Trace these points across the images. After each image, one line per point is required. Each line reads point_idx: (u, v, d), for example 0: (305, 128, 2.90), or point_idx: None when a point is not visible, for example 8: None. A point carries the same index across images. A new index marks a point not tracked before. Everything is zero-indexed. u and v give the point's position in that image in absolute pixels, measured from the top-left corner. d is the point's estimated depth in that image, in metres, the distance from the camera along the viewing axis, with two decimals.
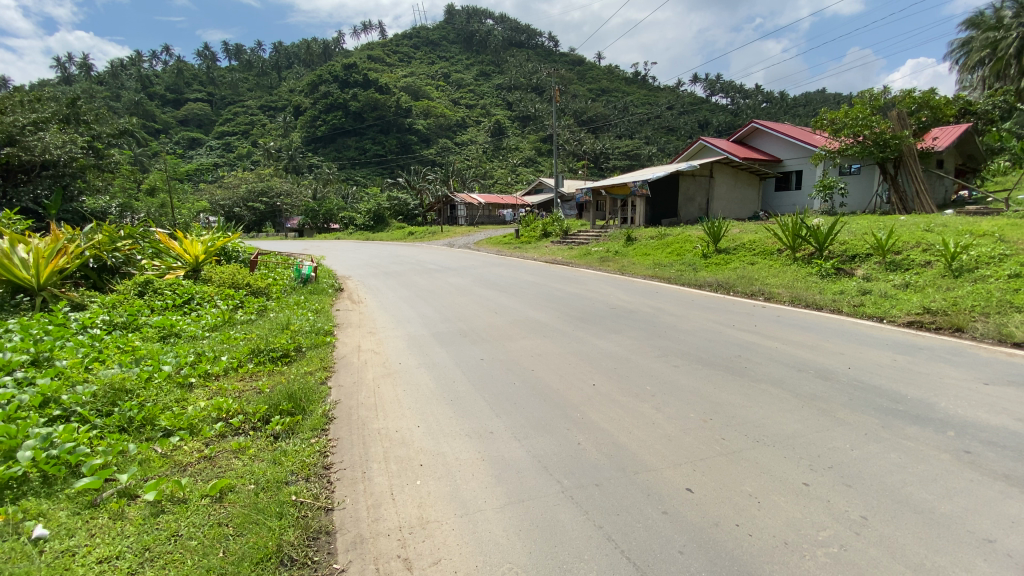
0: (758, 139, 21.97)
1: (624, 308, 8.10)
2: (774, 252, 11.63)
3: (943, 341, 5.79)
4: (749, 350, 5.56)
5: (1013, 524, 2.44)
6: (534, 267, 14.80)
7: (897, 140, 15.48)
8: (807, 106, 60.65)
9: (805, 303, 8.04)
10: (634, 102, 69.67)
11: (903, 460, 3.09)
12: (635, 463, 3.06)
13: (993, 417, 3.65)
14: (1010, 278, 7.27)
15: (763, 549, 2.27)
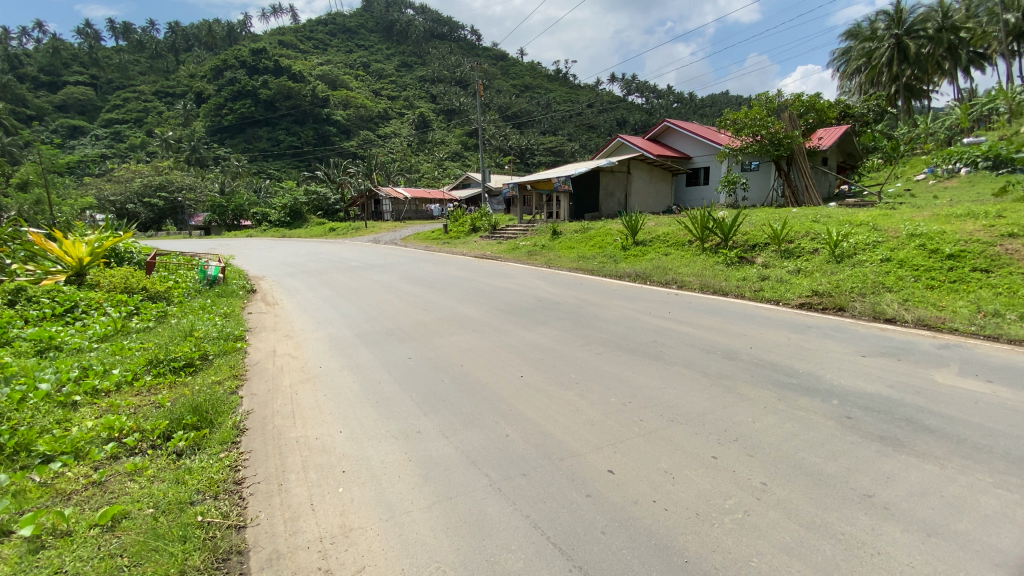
0: (670, 137, 23.28)
1: (550, 300, 8.28)
2: (685, 242, 12.41)
3: (828, 319, 6.49)
4: (665, 335, 5.88)
5: (886, 480, 2.79)
6: (461, 262, 14.71)
7: (789, 139, 17.23)
8: (714, 106, 65.15)
9: (712, 290, 8.66)
10: (557, 99, 71.16)
11: (795, 428, 3.43)
12: (561, 450, 3.13)
13: (868, 385, 4.16)
14: (881, 263, 8.29)
15: (677, 521, 2.42)
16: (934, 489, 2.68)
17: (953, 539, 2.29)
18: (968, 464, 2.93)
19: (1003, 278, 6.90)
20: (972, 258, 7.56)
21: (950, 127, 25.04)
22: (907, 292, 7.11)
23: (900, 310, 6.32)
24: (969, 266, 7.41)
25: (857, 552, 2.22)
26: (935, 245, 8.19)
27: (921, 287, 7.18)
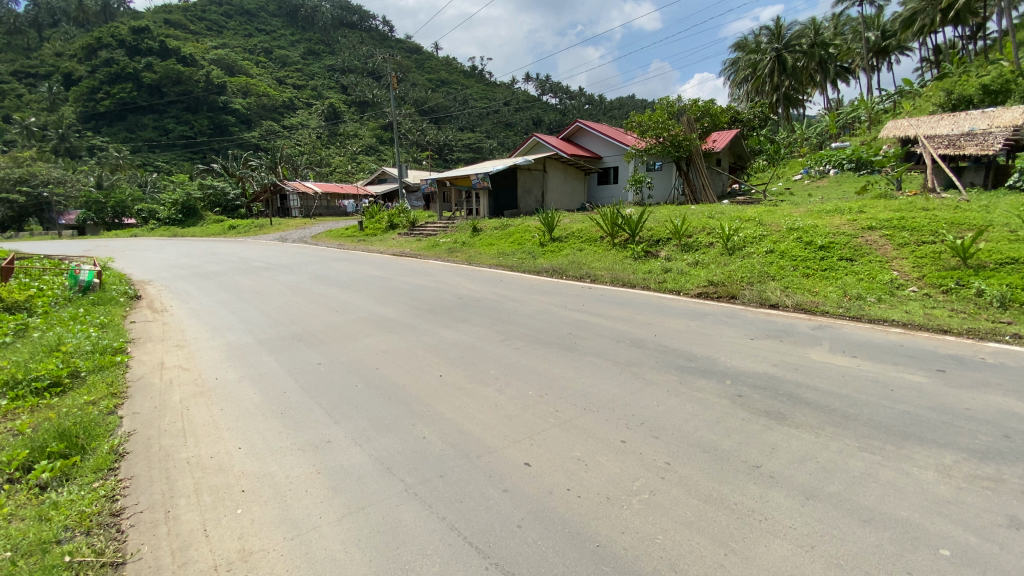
0: (582, 138, 24.12)
1: (469, 297, 8.26)
2: (597, 238, 12.94)
3: (723, 307, 7.08)
4: (579, 328, 6.09)
5: (772, 451, 3.09)
6: (377, 260, 14.22)
7: (687, 141, 18.56)
8: (622, 108, 68.50)
9: (622, 282, 9.12)
10: (474, 95, 71.03)
11: (695, 408, 3.71)
12: (478, 447, 3.13)
13: (756, 365, 4.60)
14: (766, 254, 9.22)
15: (589, 507, 2.51)
16: (810, 456, 3.02)
17: (827, 500, 2.59)
18: (838, 431, 3.34)
19: (862, 266, 7.95)
20: (839, 249, 8.62)
21: (820, 134, 28.36)
22: (787, 280, 7.96)
23: (781, 297, 7.05)
24: (836, 256, 8.44)
25: (748, 518, 2.45)
26: (810, 238, 9.23)
27: (799, 276, 8.08)
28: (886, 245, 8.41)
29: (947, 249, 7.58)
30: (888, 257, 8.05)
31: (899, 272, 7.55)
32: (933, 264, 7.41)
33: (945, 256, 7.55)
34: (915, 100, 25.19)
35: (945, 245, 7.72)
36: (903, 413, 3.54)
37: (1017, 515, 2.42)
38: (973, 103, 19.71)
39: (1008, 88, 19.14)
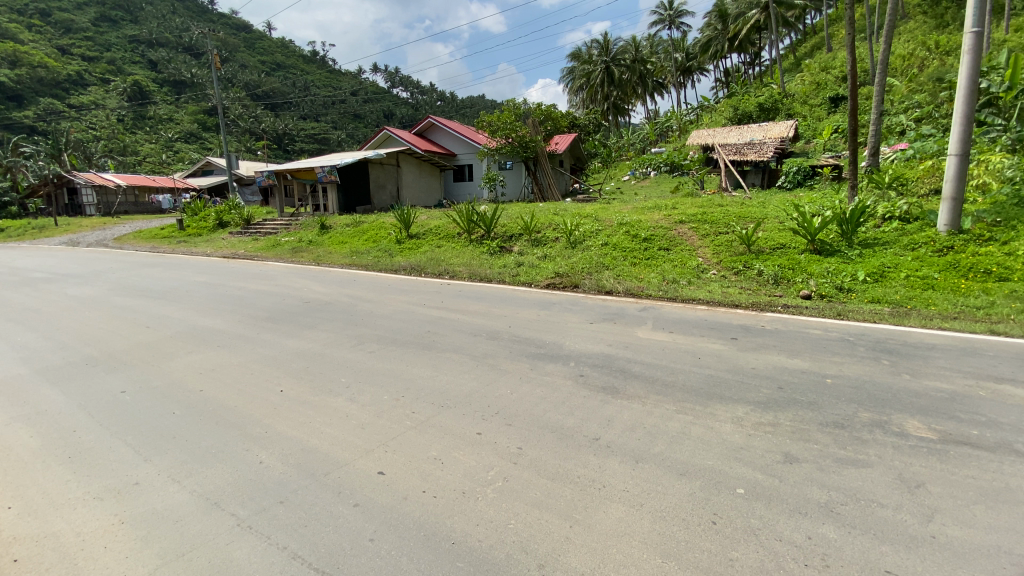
0: (434, 134, 23.96)
1: (318, 300, 7.68)
2: (454, 235, 12.99)
3: (568, 295, 7.66)
4: (436, 325, 6.06)
5: (608, 423, 3.44)
6: (204, 264, 12.43)
7: (534, 143, 19.68)
8: (473, 106, 69.83)
9: (478, 277, 9.30)
10: (316, 82, 66.02)
11: (544, 392, 3.95)
12: (326, 463, 2.93)
13: (596, 346, 5.07)
14: (602, 246, 10.22)
15: (445, 506, 2.51)
16: (640, 423, 3.43)
17: (653, 461, 2.97)
18: (661, 397, 3.84)
19: (677, 254, 9.27)
20: (658, 240, 9.93)
21: (643, 140, 32.30)
22: (620, 269, 8.91)
23: (615, 284, 7.87)
24: (656, 247, 9.70)
25: (589, 489, 2.68)
26: (636, 232, 10.46)
27: (628, 265, 9.10)
28: (693, 236, 9.92)
29: (736, 238, 9.22)
30: (695, 245, 9.51)
31: (703, 258, 8.96)
32: (727, 250, 8.94)
33: (735, 243, 9.19)
34: (712, 114, 30.08)
35: (735, 235, 9.38)
36: (709, 376, 4.22)
37: (788, 451, 3.05)
38: (752, 119, 24.25)
39: (775, 108, 23.92)
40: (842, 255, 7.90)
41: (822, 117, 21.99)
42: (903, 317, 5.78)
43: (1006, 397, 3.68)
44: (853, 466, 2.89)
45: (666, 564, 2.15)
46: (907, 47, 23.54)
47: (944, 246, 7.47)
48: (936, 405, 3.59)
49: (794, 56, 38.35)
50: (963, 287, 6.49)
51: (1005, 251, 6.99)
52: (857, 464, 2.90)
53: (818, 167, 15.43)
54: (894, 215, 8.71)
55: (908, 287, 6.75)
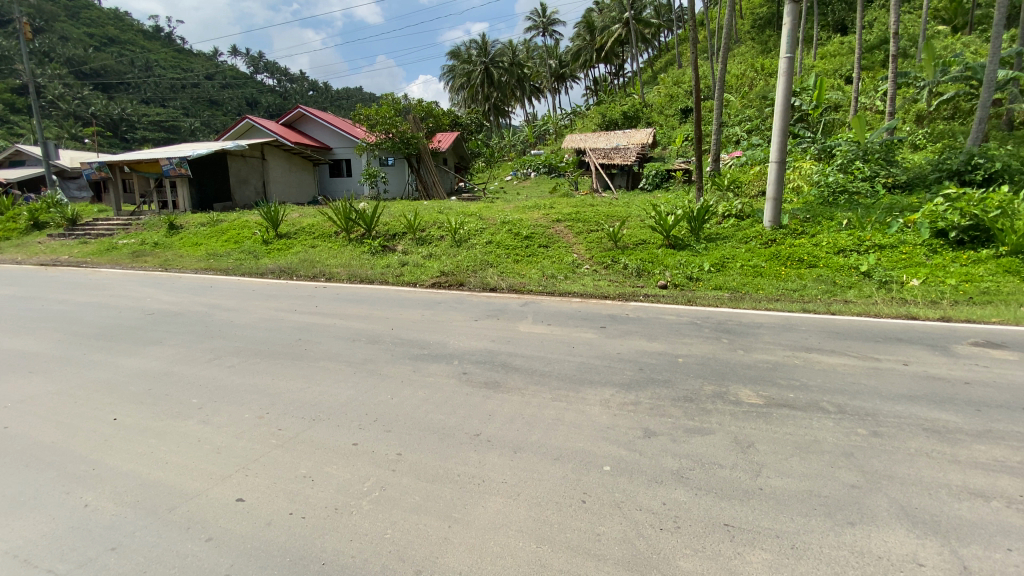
0: (305, 126, 22.30)
1: (167, 311, 6.74)
2: (331, 234, 12.24)
3: (453, 294, 7.64)
4: (309, 332, 5.66)
5: (490, 418, 3.49)
6: (10, 274, 10.22)
7: (415, 139, 19.29)
8: (350, 99, 66.46)
9: (358, 279, 8.86)
10: (160, 62, 57.77)
11: (425, 393, 3.90)
12: (174, 496, 2.60)
13: (478, 343, 5.13)
14: (486, 244, 10.37)
15: (316, 526, 2.36)
16: (519, 414, 3.54)
17: (531, 449, 3.09)
18: (539, 388, 4.00)
19: (555, 251, 9.73)
20: (538, 238, 10.35)
21: (523, 141, 33.40)
22: (503, 266, 9.14)
23: (498, 281, 8.03)
24: (536, 244, 10.09)
25: (468, 486, 2.70)
26: (518, 230, 10.78)
27: (511, 262, 9.36)
28: (569, 234, 10.51)
29: (606, 235, 9.94)
30: (571, 242, 10.07)
31: (579, 254, 9.52)
32: (599, 247, 9.61)
33: (604, 240, 9.90)
34: (584, 119, 32.05)
35: (605, 232, 10.10)
36: (582, 363, 4.49)
37: (648, 427, 3.37)
38: (618, 125, 26.40)
39: (637, 116, 26.28)
40: (693, 249, 8.92)
41: (676, 126, 24.64)
42: (740, 301, 6.71)
43: (813, 363, 4.45)
44: (699, 434, 3.28)
45: (540, 549, 2.24)
46: (739, 68, 27.23)
47: (770, 239, 8.81)
48: (763, 374, 4.22)
49: (652, 70, 42.34)
50: (783, 273, 7.71)
51: (812, 243, 8.45)
52: (703, 432, 3.30)
53: (672, 170, 17.25)
54: (733, 213, 10.04)
55: (743, 274, 7.85)
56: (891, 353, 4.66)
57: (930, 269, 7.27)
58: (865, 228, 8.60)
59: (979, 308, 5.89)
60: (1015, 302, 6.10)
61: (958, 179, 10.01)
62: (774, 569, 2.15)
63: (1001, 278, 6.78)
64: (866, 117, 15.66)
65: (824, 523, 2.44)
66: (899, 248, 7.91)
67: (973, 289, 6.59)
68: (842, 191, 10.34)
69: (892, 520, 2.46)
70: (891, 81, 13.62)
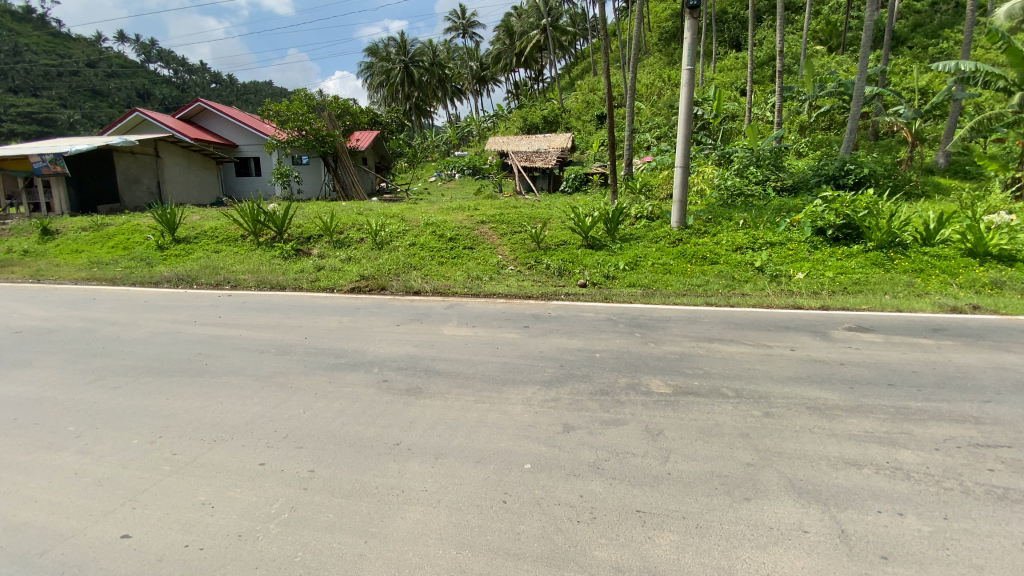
0: (206, 120, 20.56)
1: (37, 329, 5.90)
2: (237, 238, 11.35)
3: (373, 298, 7.39)
4: (212, 345, 5.22)
5: (410, 425, 3.41)
6: None
7: (331, 137, 18.44)
8: (259, 94, 62.23)
9: (269, 285, 8.30)
10: (26, 44, 50.58)
11: (342, 405, 3.73)
12: (43, 542, 2.30)
13: (399, 349, 4.99)
14: (409, 247, 10.14)
15: (216, 557, 2.20)
16: (440, 419, 3.49)
17: (452, 454, 3.06)
18: (461, 391, 3.97)
19: (480, 253, 9.73)
20: (462, 240, 10.30)
21: (446, 142, 33.11)
22: (426, 269, 9.00)
23: (422, 284, 7.88)
24: (461, 246, 10.03)
25: (386, 497, 2.63)
26: (441, 232, 10.66)
27: (436, 264, 9.24)
28: (493, 235, 10.54)
29: (528, 236, 10.10)
30: (495, 244, 10.11)
31: (503, 255, 9.58)
32: (522, 248, 9.74)
33: (528, 241, 10.06)
34: (506, 122, 32.40)
35: (527, 234, 10.28)
36: (504, 364, 4.52)
37: (567, 422, 3.46)
38: (539, 129, 27.00)
39: (557, 121, 27.03)
40: (609, 249, 9.32)
41: (593, 131, 25.64)
42: (652, 296, 7.11)
43: (715, 352, 4.82)
44: (614, 425, 3.42)
45: (459, 554, 2.23)
46: (649, 78, 28.84)
47: (677, 239, 9.41)
48: (671, 365, 4.49)
49: (569, 77, 43.64)
50: (689, 270, 8.27)
51: (713, 241, 9.16)
52: (618, 423, 3.45)
53: (590, 174, 17.89)
54: (644, 215, 10.62)
55: (654, 272, 8.33)
56: (781, 340, 5.15)
57: (812, 263, 8.15)
58: (759, 227, 9.45)
59: (851, 297, 6.68)
60: (879, 291, 7.01)
61: (834, 183, 11.27)
62: (679, 548, 2.30)
63: (868, 270, 7.76)
64: (758, 127, 17.19)
65: (724, 501, 2.65)
66: (787, 244, 8.78)
67: (846, 280, 7.47)
68: (739, 195, 11.30)
69: (782, 492, 2.72)
70: (778, 94, 15.09)
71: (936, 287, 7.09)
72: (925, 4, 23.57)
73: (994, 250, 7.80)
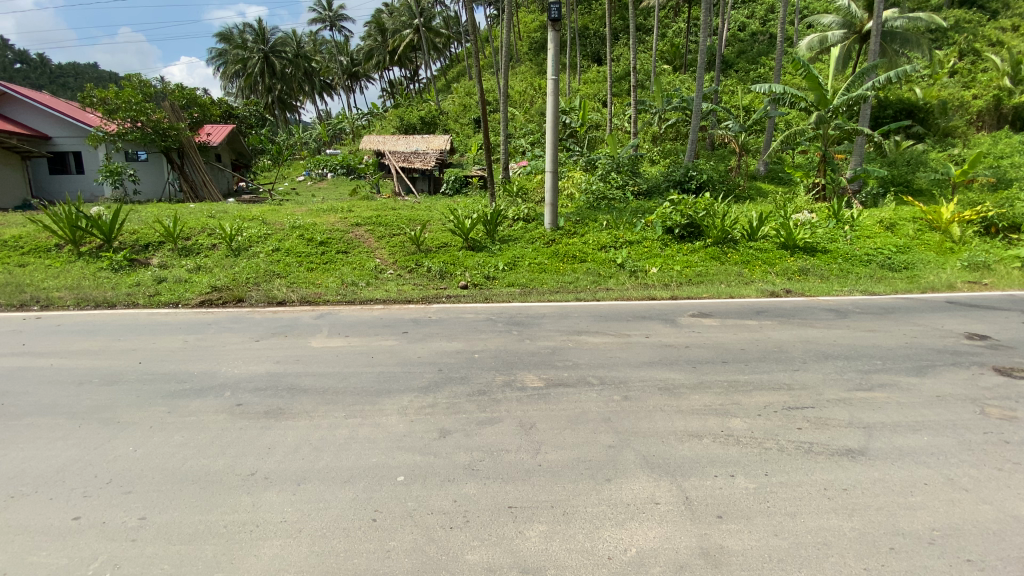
0: (4, 107, 16.81)
1: None
2: (49, 247, 9.44)
3: (227, 312, 6.61)
4: (9, 380, 4.25)
5: (269, 451, 3.11)
6: None
7: (175, 131, 16.23)
8: (78, 76, 52.50)
9: (92, 303, 7.02)
10: None
11: (185, 436, 3.28)
12: None
13: (257, 367, 4.53)
14: (271, 253, 9.28)
15: None
16: (304, 441, 3.23)
17: (316, 477, 2.85)
18: (328, 408, 3.71)
19: (355, 257, 9.25)
20: (334, 244, 9.69)
21: (316, 139, 31.01)
22: (293, 276, 8.33)
23: (287, 293, 7.27)
24: (334, 250, 9.45)
25: (236, 536, 2.38)
26: (310, 235, 9.93)
27: (304, 270, 8.59)
28: (369, 238, 10.11)
29: (407, 238, 9.85)
30: (372, 247, 9.70)
31: (381, 259, 9.22)
32: (401, 251, 9.46)
33: (407, 244, 9.80)
34: (382, 121, 31.32)
35: (406, 236, 10.02)
36: (378, 374, 4.33)
37: (443, 427, 3.42)
38: (416, 130, 26.54)
39: (434, 122, 26.83)
40: (489, 250, 9.46)
41: (471, 134, 25.86)
42: (528, 295, 7.37)
43: (584, 344, 5.12)
44: (488, 424, 3.46)
45: None
46: (522, 85, 29.92)
47: (550, 239, 9.89)
48: (544, 359, 4.68)
49: (445, 79, 43.58)
50: (562, 269, 8.71)
51: (582, 241, 9.79)
52: (492, 422, 3.49)
53: (469, 176, 17.98)
54: (521, 216, 10.93)
55: (530, 271, 8.64)
56: (639, 328, 5.64)
57: (664, 258, 9.10)
58: (621, 228, 10.31)
59: (695, 288, 7.59)
60: (716, 280, 8.07)
61: (680, 187, 12.71)
62: (547, 537, 2.40)
63: (708, 263, 8.87)
64: (619, 136, 18.72)
65: (588, 484, 2.82)
66: (643, 243, 9.68)
67: (691, 272, 8.48)
68: (604, 198, 12.25)
69: (637, 469, 2.97)
70: (634, 106, 16.60)
71: (759, 276, 8.34)
72: (746, 34, 27.62)
73: (800, 243, 9.39)
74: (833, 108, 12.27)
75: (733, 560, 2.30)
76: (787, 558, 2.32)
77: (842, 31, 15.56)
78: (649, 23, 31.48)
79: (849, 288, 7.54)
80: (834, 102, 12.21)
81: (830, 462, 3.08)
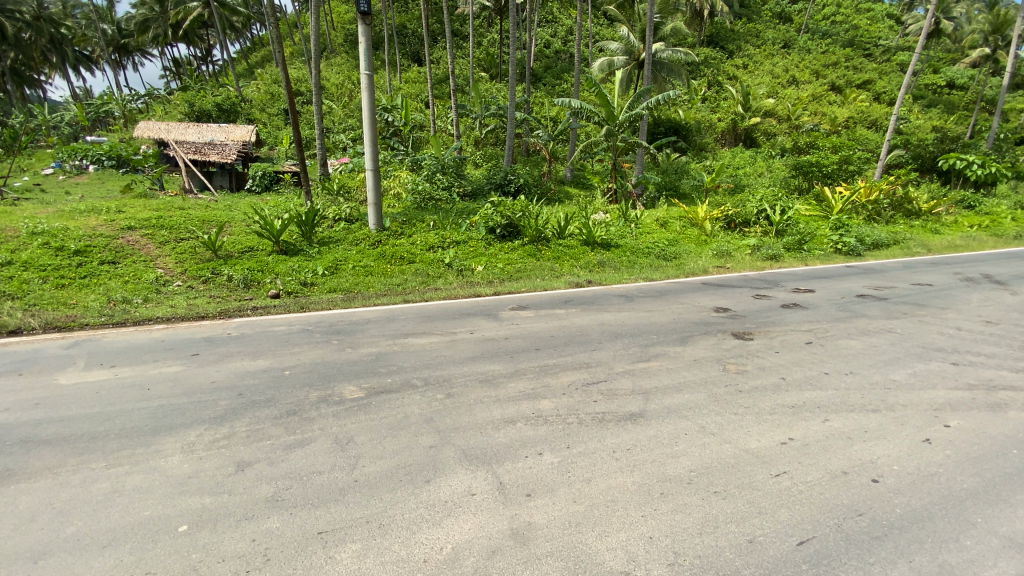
0: None
1: None
2: None
3: None
4: None
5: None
6: None
7: None
8: None
9: None
10: None
11: None
12: None
13: None
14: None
15: None
16: (46, 505, 2.58)
17: (63, 548, 2.30)
18: (84, 458, 3.01)
19: (127, 268, 7.64)
20: (96, 253, 7.88)
21: (70, 122, 24.84)
22: (35, 296, 6.55)
23: (23, 318, 5.68)
24: (97, 261, 7.68)
25: None
26: (58, 243, 7.91)
27: (52, 289, 6.81)
28: (147, 244, 8.45)
29: (200, 243, 8.51)
30: (151, 255, 8.13)
31: (164, 269, 7.78)
32: (192, 258, 8.12)
33: (199, 249, 8.46)
34: (165, 105, 26.53)
35: (199, 241, 8.64)
36: (160, 407, 3.66)
37: (241, 458, 3.04)
38: (211, 118, 23.13)
39: (234, 110, 23.71)
40: (305, 253, 8.71)
41: (281, 126, 23.51)
42: (351, 300, 7.00)
43: (408, 347, 5.07)
44: (298, 447, 3.19)
45: None
46: (337, 77, 28.28)
47: (376, 240, 9.55)
48: (365, 367, 4.50)
49: (247, 62, 38.78)
50: (388, 271, 8.48)
51: (408, 242, 9.65)
52: (302, 443, 3.22)
53: (281, 172, 16.31)
54: (342, 217, 10.28)
55: (353, 275, 8.21)
56: (463, 326, 5.79)
57: (487, 257, 9.51)
58: (446, 228, 10.45)
59: (514, 283, 8.10)
60: (533, 276, 8.73)
61: (500, 190, 13.44)
62: (360, 556, 2.31)
63: (525, 260, 9.55)
64: (442, 137, 18.92)
65: (406, 490, 2.79)
66: (468, 243, 9.98)
67: (510, 269, 9.03)
68: (430, 199, 12.29)
69: (454, 464, 3.04)
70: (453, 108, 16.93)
71: (568, 269, 9.26)
72: (551, 51, 30.41)
73: (599, 240, 10.68)
74: (620, 123, 14.16)
75: (539, 534, 2.51)
76: (584, 521, 2.62)
77: (625, 57, 18.12)
78: (465, 30, 32.51)
79: (637, 276, 8.88)
80: (620, 117, 14.13)
81: (618, 427, 3.57)
